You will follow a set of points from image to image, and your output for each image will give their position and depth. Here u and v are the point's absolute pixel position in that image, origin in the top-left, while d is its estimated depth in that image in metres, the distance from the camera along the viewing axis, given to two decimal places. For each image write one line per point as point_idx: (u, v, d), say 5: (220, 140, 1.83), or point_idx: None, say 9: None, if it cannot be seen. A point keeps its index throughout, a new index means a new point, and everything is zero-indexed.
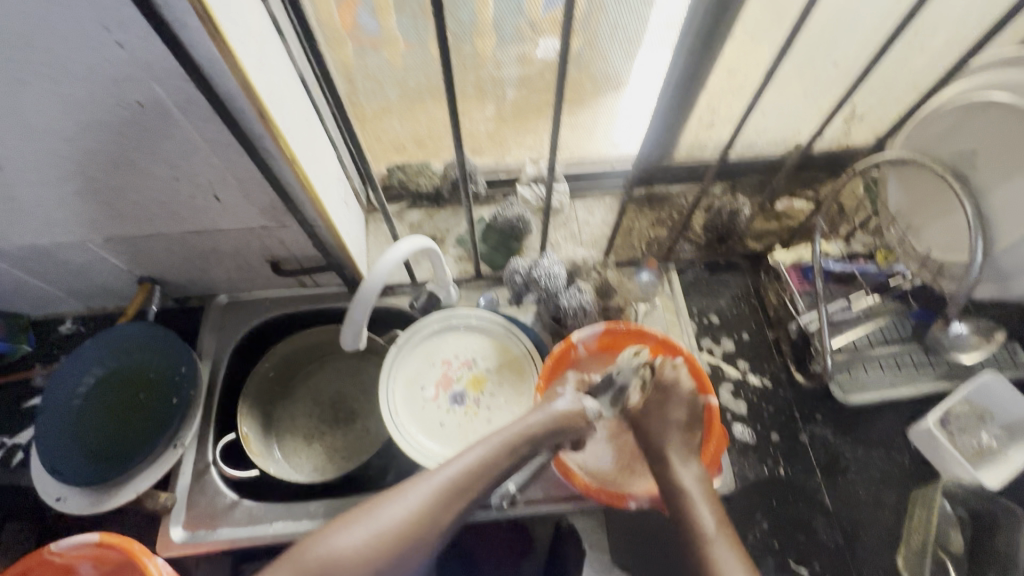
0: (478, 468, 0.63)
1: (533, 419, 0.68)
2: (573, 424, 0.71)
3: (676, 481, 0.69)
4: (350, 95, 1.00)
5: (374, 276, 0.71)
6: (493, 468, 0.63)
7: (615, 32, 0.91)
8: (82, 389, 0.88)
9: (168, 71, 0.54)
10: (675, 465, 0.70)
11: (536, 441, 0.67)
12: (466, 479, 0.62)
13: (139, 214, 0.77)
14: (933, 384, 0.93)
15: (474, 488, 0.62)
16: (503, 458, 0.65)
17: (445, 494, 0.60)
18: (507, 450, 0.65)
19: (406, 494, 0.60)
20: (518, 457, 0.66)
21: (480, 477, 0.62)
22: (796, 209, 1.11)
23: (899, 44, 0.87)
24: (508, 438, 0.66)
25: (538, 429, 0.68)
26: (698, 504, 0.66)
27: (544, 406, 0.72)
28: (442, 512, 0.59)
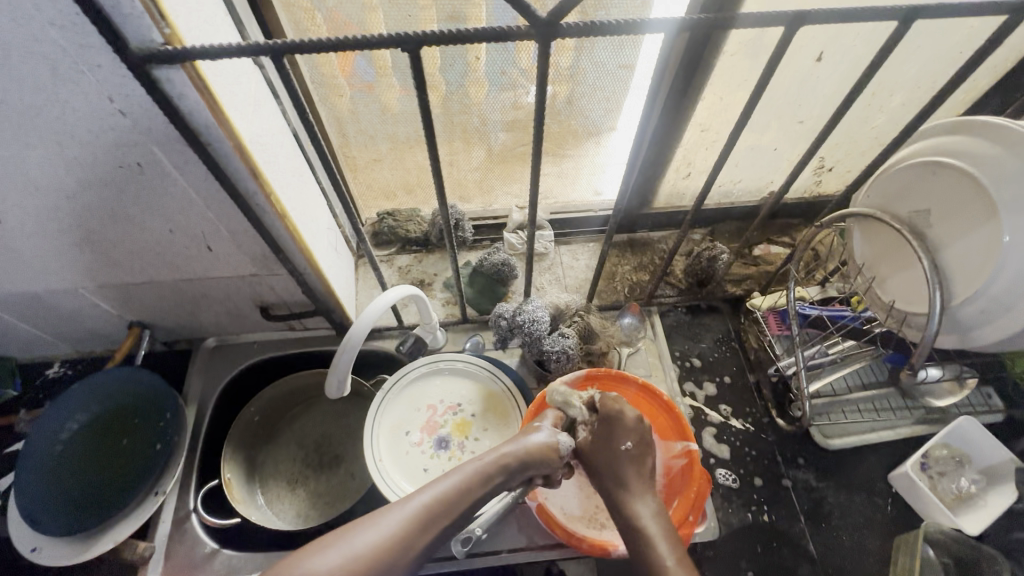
0: (452, 494, 0.64)
1: (508, 447, 0.69)
2: (543, 456, 0.71)
3: (631, 518, 0.70)
4: (342, 147, 1.05)
5: (360, 323, 0.73)
6: (467, 496, 0.64)
7: (594, 92, 0.98)
8: (64, 434, 0.87)
9: (167, 135, 0.58)
10: (631, 503, 0.71)
11: (511, 471, 0.68)
12: (441, 505, 0.62)
13: (133, 262, 0.79)
14: (911, 428, 0.95)
15: (447, 514, 0.62)
16: (477, 486, 0.66)
17: (419, 519, 0.60)
18: (481, 478, 0.66)
19: (382, 519, 0.59)
20: (493, 486, 0.67)
21: (454, 504, 0.63)
22: (773, 254, 1.15)
23: (859, 105, 0.93)
24: (483, 466, 0.67)
25: (513, 458, 0.68)
26: (656, 540, 0.66)
27: (520, 437, 0.72)
28: (416, 537, 0.59)
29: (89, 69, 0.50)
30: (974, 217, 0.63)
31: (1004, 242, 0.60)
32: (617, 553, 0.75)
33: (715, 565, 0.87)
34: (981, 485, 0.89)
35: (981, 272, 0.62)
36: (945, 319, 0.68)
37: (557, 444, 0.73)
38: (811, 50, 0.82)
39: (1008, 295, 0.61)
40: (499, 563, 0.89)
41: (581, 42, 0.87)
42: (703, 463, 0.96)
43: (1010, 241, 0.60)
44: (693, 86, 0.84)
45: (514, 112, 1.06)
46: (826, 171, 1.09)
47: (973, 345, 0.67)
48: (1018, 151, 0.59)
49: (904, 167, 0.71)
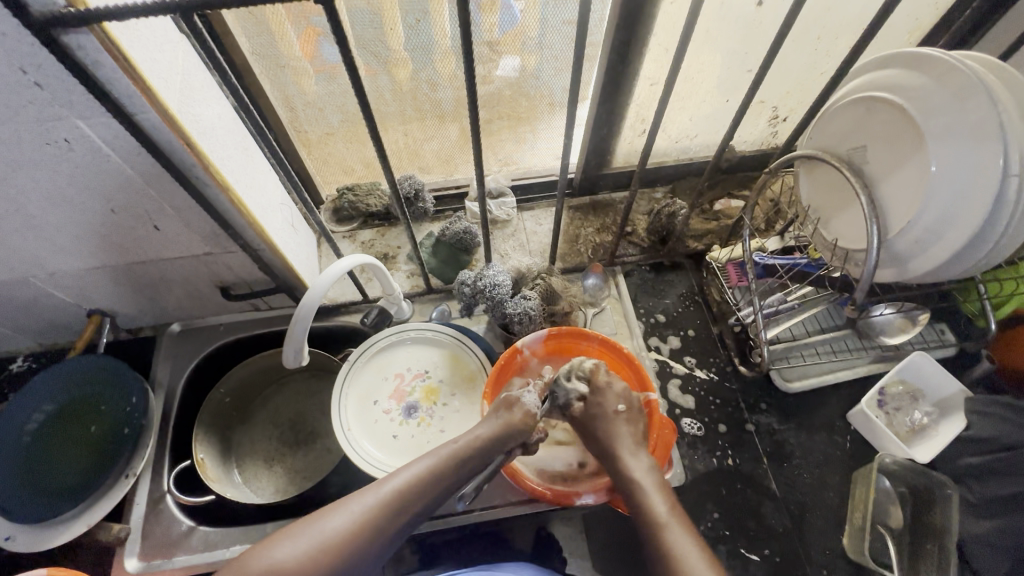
0: (427, 478, 0.62)
1: (479, 430, 0.69)
2: (519, 427, 0.71)
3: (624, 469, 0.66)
4: (293, 122, 1.03)
5: (312, 292, 0.72)
6: (440, 479, 0.63)
7: (542, 50, 0.99)
8: (31, 425, 0.87)
9: (89, 107, 0.56)
10: (623, 458, 0.68)
11: (485, 450, 0.67)
12: (414, 488, 0.61)
13: (81, 247, 0.78)
14: (868, 368, 0.99)
15: (420, 497, 0.61)
16: (451, 469, 0.65)
17: (393, 503, 0.59)
18: (455, 461, 0.65)
19: (352, 505, 0.58)
20: (468, 469, 0.66)
21: (429, 489, 0.62)
22: (733, 208, 1.16)
23: (806, 49, 0.93)
24: (454, 450, 0.66)
25: (485, 439, 0.68)
26: (652, 494, 0.63)
27: (494, 416, 0.72)
28: (386, 523, 0.58)
29: None
30: (909, 147, 0.64)
31: (931, 172, 0.61)
32: (581, 501, 0.76)
33: (681, 509, 0.91)
34: (933, 416, 0.92)
35: (915, 202, 0.64)
36: (883, 253, 0.69)
37: (522, 402, 0.74)
38: None
39: (938, 223, 0.62)
40: (474, 522, 0.91)
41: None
42: (669, 414, 0.98)
43: (936, 170, 0.61)
44: (636, 39, 0.84)
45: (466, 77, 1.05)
46: (780, 122, 1.10)
47: (910, 277, 0.68)
48: (946, 81, 0.60)
49: (844, 105, 0.72)
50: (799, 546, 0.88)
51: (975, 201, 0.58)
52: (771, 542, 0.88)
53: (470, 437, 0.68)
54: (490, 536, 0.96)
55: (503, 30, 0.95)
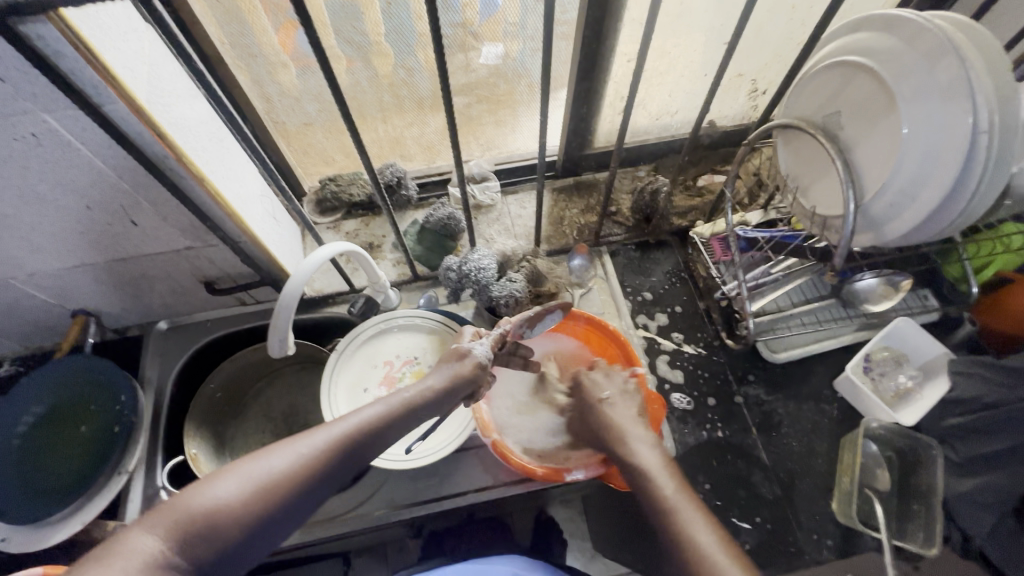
0: (378, 422, 0.60)
1: (431, 381, 0.66)
2: (467, 377, 0.68)
3: (632, 455, 0.66)
4: (269, 113, 1.02)
5: (294, 281, 0.72)
6: (392, 424, 0.61)
7: (517, 31, 0.98)
8: (21, 428, 0.88)
9: (55, 99, 0.56)
10: (627, 443, 0.68)
11: (435, 400, 0.65)
12: (366, 431, 0.58)
13: (59, 246, 0.77)
14: (853, 336, 1.00)
15: (371, 441, 0.59)
16: (402, 415, 0.62)
17: (344, 443, 0.56)
18: (407, 407, 0.63)
19: (300, 443, 0.55)
20: (418, 417, 0.64)
21: (380, 433, 0.60)
22: (716, 184, 1.17)
23: (782, 20, 0.92)
24: (407, 398, 0.63)
25: (437, 390, 0.65)
26: (656, 472, 0.63)
27: (441, 367, 0.69)
28: (336, 462, 0.55)
29: None
30: (881, 111, 0.65)
31: (902, 135, 0.62)
32: (571, 477, 0.76)
33: None
34: (918, 380, 0.93)
35: (888, 165, 0.64)
36: (860, 218, 0.70)
37: (473, 350, 0.71)
38: None
39: (911, 185, 0.62)
40: (468, 504, 0.91)
41: None
42: (658, 390, 0.99)
43: (907, 133, 0.62)
44: (609, 14, 0.83)
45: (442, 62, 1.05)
46: (761, 94, 1.10)
47: (887, 241, 0.69)
48: (915, 42, 0.60)
49: (819, 71, 0.72)
50: (789, 512, 0.89)
51: (945, 161, 0.59)
52: (762, 510, 0.90)
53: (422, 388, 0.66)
54: (486, 518, 0.97)
55: (485, 11, 0.95)
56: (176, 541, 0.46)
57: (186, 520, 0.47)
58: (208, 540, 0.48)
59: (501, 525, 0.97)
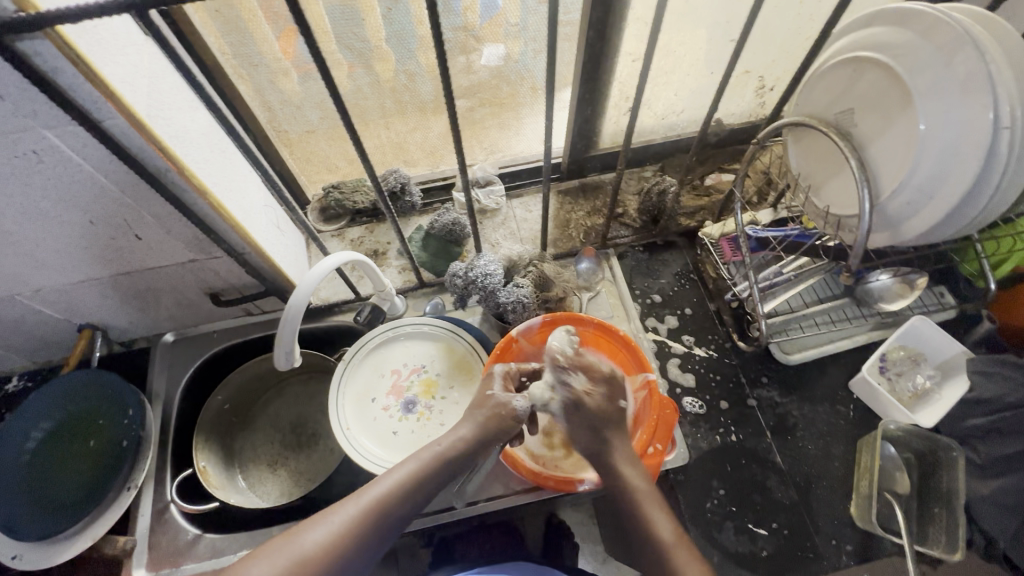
0: (408, 482, 0.63)
1: (464, 430, 0.69)
2: (502, 425, 0.70)
3: (602, 442, 0.69)
4: (272, 121, 1.02)
5: (299, 293, 0.71)
6: (423, 483, 0.64)
7: (519, 34, 0.97)
8: (30, 444, 0.88)
9: (55, 116, 0.55)
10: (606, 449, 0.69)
11: (469, 453, 0.67)
12: (396, 494, 0.62)
13: (63, 262, 0.77)
14: (868, 336, 0.98)
15: (401, 504, 0.62)
16: (432, 473, 0.65)
17: (374, 511, 0.60)
18: (437, 464, 0.66)
19: (330, 517, 0.59)
20: (451, 472, 0.66)
21: (410, 495, 0.63)
22: (724, 182, 1.14)
23: (789, 15, 0.91)
24: (437, 454, 0.66)
25: (468, 441, 0.68)
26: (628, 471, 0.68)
27: (474, 414, 0.72)
28: (367, 530, 0.60)
29: None
30: (896, 108, 0.63)
31: (919, 132, 0.60)
32: (582, 487, 0.77)
33: (687, 488, 0.90)
34: (936, 380, 0.91)
35: (904, 163, 0.63)
36: (875, 217, 0.68)
37: (513, 406, 0.71)
38: None
39: (929, 183, 0.61)
40: (479, 513, 0.90)
41: None
42: (669, 394, 0.97)
43: (924, 130, 0.60)
44: (613, 14, 0.82)
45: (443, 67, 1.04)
46: (768, 91, 1.08)
47: (904, 240, 0.67)
48: (930, 36, 0.59)
49: (831, 67, 0.70)
50: (806, 517, 0.88)
51: (965, 158, 0.57)
52: (778, 515, 0.88)
53: (456, 438, 0.68)
54: (498, 526, 0.96)
55: (486, 14, 0.94)
56: None
57: None
58: None
59: (512, 533, 0.96)
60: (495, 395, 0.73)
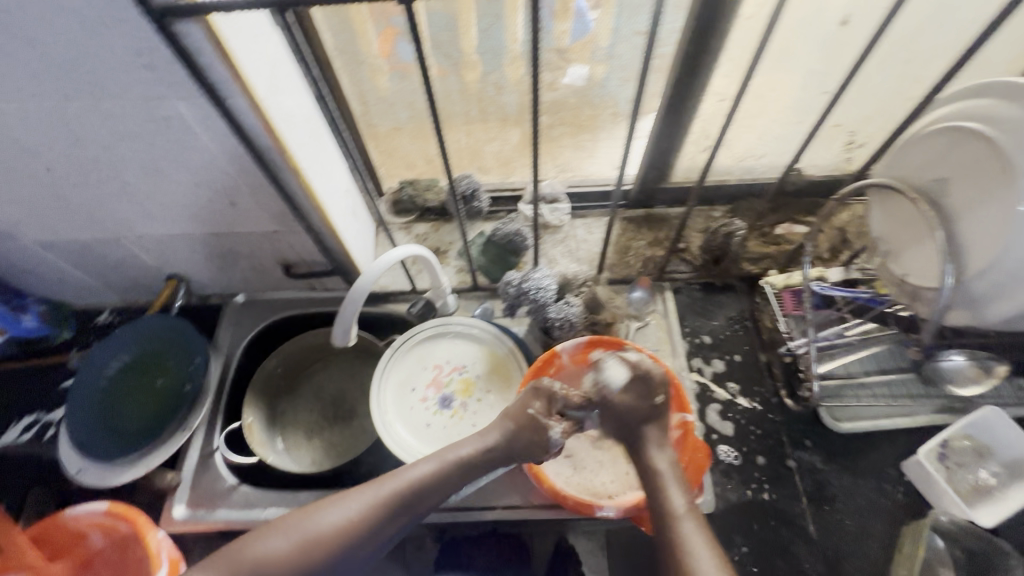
0: (429, 480, 0.66)
1: (490, 438, 0.70)
2: (529, 442, 0.71)
3: (648, 463, 0.70)
4: (363, 115, 1.07)
5: (365, 278, 0.76)
6: (440, 484, 0.66)
7: (610, 61, 0.99)
8: (108, 372, 0.97)
9: (189, 90, 0.62)
10: (648, 452, 0.70)
11: (493, 460, 0.70)
12: (411, 490, 0.65)
13: (167, 216, 0.86)
14: (931, 417, 0.91)
15: (418, 498, 0.65)
16: (451, 475, 0.67)
17: (392, 502, 0.64)
18: (458, 466, 0.68)
19: (346, 503, 0.64)
20: (471, 473, 0.69)
21: (426, 494, 0.66)
22: (796, 234, 1.10)
23: (888, 73, 0.88)
24: (460, 457, 0.68)
25: (492, 448, 0.70)
26: (671, 489, 0.66)
27: (505, 416, 0.73)
28: (381, 522, 0.63)
29: (117, 24, 0.54)
30: (996, 184, 0.60)
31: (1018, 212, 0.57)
32: (601, 513, 0.76)
33: None
34: (1002, 479, 0.84)
35: (996, 244, 0.59)
36: (957, 294, 0.65)
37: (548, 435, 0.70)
38: (833, 13, 0.78)
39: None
40: (495, 518, 0.90)
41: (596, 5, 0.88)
42: (704, 439, 0.95)
43: None
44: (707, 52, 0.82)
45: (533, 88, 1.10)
46: (857, 147, 1.04)
47: (987, 322, 0.64)
48: None
49: (929, 133, 0.68)
50: None
51: None
52: None
53: (480, 444, 0.70)
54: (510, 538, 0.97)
55: (575, 38, 0.98)
56: None
57: (247, 564, 0.60)
58: None
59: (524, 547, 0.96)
60: (534, 414, 0.71)
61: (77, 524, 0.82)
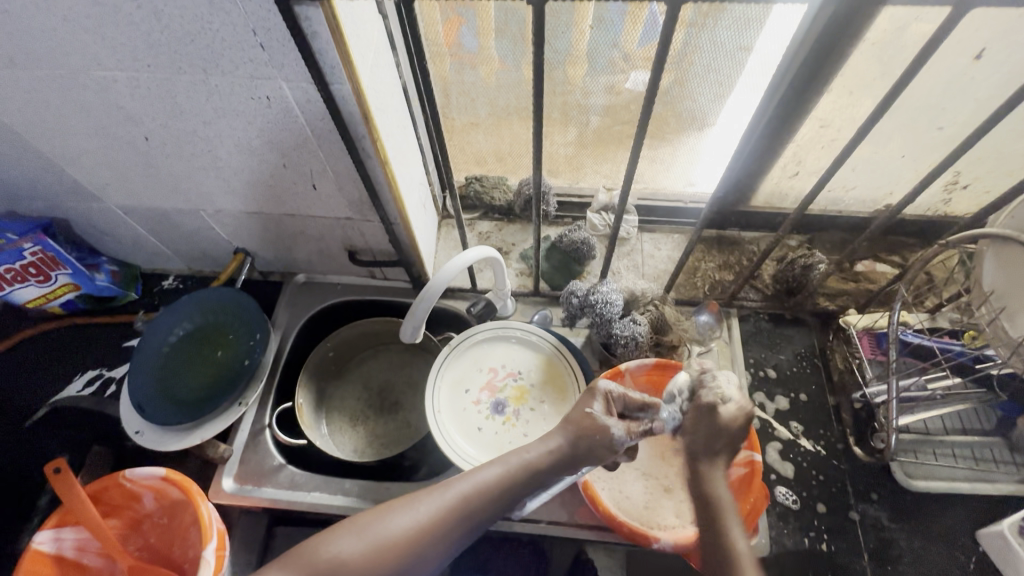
0: (494, 486, 0.63)
1: (553, 443, 0.66)
2: (592, 449, 0.65)
3: (709, 488, 0.59)
4: (443, 107, 1.08)
5: (440, 276, 0.75)
6: (509, 489, 0.63)
7: (707, 74, 0.91)
8: (172, 338, 0.99)
9: (296, 72, 0.62)
10: (715, 476, 0.59)
11: (559, 468, 0.65)
12: (478, 494, 0.62)
13: (247, 193, 0.86)
14: (1015, 487, 0.85)
15: (486, 505, 0.62)
16: (519, 481, 0.63)
17: (458, 508, 0.61)
18: (525, 470, 0.64)
19: (414, 506, 0.61)
20: (541, 480, 0.65)
21: (495, 498, 0.62)
22: (878, 273, 1.05)
23: (1016, 115, 0.81)
24: (526, 461, 0.64)
25: (558, 453, 0.65)
26: (735, 526, 0.56)
27: (568, 423, 0.68)
28: (452, 525, 0.61)
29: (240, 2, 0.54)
30: None
31: None
32: (657, 545, 0.73)
33: None
34: None
35: None
36: None
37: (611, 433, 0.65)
38: (969, 46, 0.73)
39: None
40: (537, 532, 0.88)
41: (702, 18, 0.82)
42: (762, 478, 0.91)
43: None
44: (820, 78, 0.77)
45: (616, 95, 1.01)
46: (959, 189, 0.97)
47: None
48: None
49: None
50: None
51: None
52: None
53: (544, 450, 0.66)
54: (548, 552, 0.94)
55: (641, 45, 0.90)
56: None
57: (320, 566, 0.58)
58: None
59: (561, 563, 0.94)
60: (594, 413, 0.67)
61: (133, 485, 0.83)
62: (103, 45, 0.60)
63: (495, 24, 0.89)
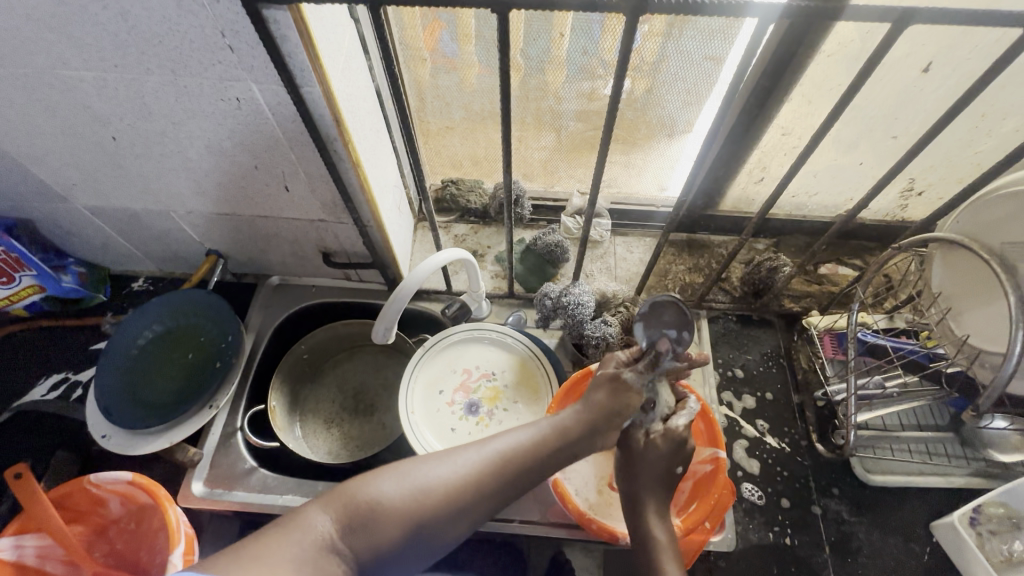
0: (529, 447, 0.60)
1: (581, 406, 0.64)
2: (620, 402, 0.63)
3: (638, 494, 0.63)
4: (419, 110, 1.09)
5: (411, 277, 0.76)
6: (546, 450, 0.60)
7: (674, 82, 0.95)
8: (141, 340, 0.97)
9: (266, 74, 0.62)
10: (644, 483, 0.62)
11: (588, 432, 0.62)
12: (517, 453, 0.59)
13: (219, 194, 0.86)
14: (966, 480, 0.90)
15: (524, 466, 0.59)
16: (554, 444, 0.61)
17: (499, 464, 0.57)
18: (558, 433, 0.61)
19: (454, 458, 0.57)
20: (575, 448, 0.62)
21: (532, 459, 0.59)
22: (840, 275, 1.10)
23: (965, 125, 0.86)
24: (560, 423, 0.62)
25: (593, 415, 0.63)
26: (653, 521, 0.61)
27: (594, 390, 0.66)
28: (492, 481, 0.57)
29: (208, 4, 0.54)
30: None
31: None
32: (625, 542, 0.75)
33: None
34: None
35: None
36: None
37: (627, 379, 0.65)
38: (917, 59, 0.77)
39: None
40: (510, 532, 0.89)
41: (669, 28, 0.84)
42: (729, 475, 0.93)
43: None
44: (779, 90, 0.81)
45: (590, 101, 1.04)
46: (914, 195, 1.01)
47: None
48: None
49: (1003, 195, 0.67)
50: None
51: None
52: None
53: (576, 415, 0.63)
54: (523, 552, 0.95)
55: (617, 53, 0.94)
56: (344, 528, 0.51)
57: (356, 508, 0.52)
58: (372, 537, 0.52)
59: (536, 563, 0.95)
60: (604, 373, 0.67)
61: (99, 490, 0.82)
62: (68, 45, 0.60)
63: (471, 32, 0.92)
